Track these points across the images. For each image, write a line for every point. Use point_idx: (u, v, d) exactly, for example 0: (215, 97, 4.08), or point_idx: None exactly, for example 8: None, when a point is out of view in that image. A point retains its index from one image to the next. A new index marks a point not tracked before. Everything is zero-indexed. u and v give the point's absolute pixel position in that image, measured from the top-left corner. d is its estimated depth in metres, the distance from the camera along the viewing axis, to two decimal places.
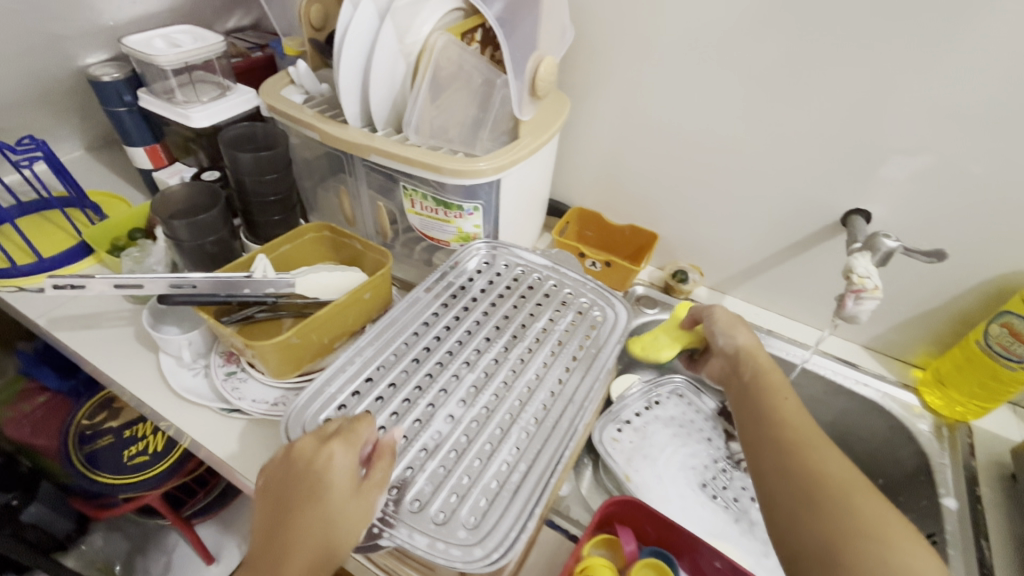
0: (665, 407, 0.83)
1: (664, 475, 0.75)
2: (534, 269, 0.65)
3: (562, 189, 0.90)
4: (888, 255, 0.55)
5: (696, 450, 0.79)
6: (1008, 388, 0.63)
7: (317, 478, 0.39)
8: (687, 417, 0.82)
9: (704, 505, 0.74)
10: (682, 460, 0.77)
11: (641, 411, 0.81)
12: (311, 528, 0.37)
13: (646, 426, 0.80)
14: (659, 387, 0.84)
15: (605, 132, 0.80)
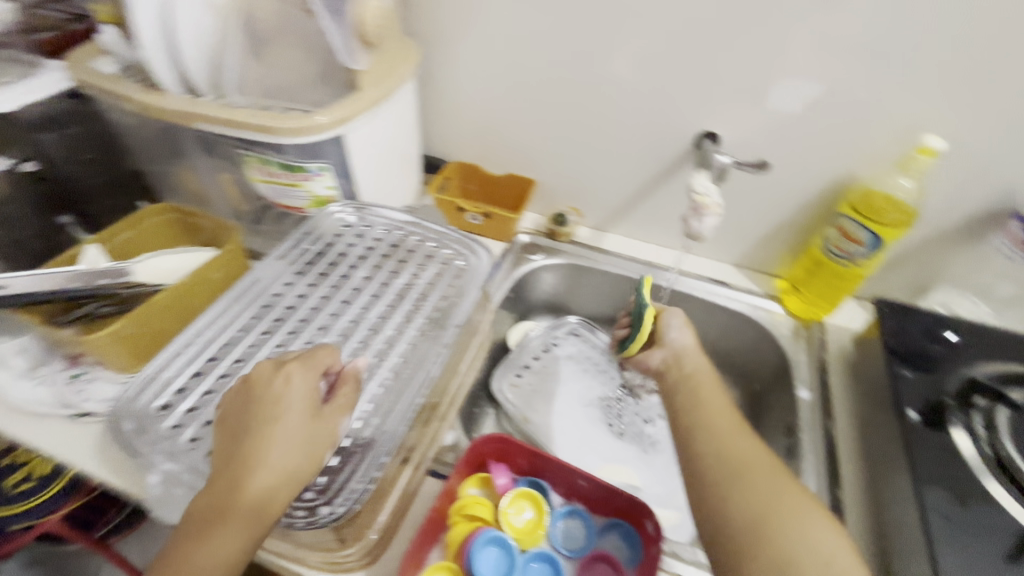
0: (562, 348, 0.86)
1: (561, 411, 0.78)
2: (397, 227, 0.64)
3: (437, 145, 0.88)
4: (723, 171, 0.58)
5: (593, 383, 0.82)
6: (848, 284, 0.70)
7: (274, 400, 0.40)
8: (583, 354, 0.86)
9: (601, 433, 0.77)
10: (578, 395, 0.81)
11: (538, 356, 0.84)
12: (265, 467, 0.37)
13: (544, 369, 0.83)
14: (555, 331, 0.87)
15: (466, 80, 0.78)
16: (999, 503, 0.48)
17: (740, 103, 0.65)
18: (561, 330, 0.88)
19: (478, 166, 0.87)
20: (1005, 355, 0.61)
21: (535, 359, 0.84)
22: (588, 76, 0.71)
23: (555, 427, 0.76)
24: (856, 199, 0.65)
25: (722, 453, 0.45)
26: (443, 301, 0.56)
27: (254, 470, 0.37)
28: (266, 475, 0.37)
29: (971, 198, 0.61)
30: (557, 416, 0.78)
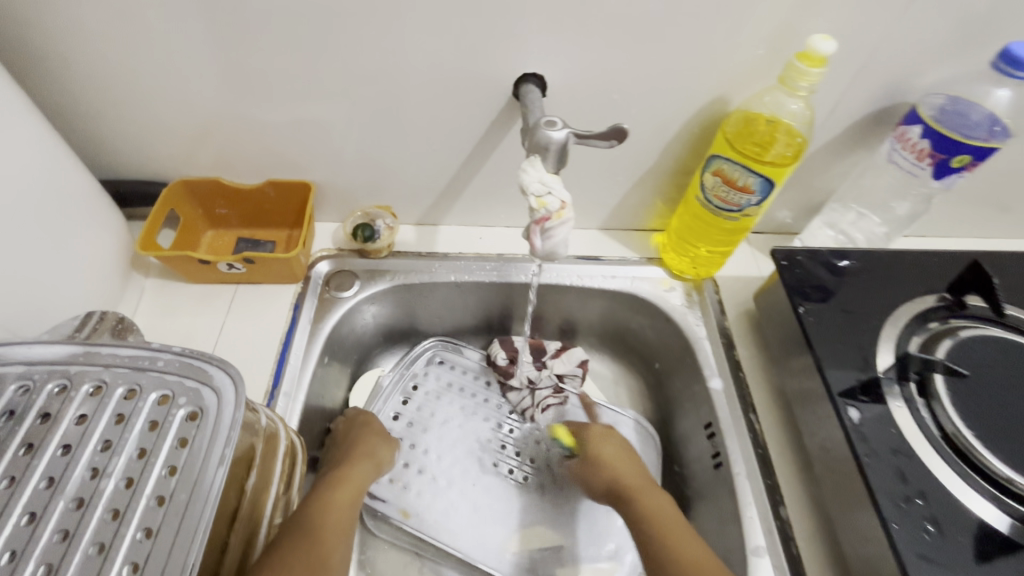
0: (426, 390, 0.64)
1: (446, 482, 0.59)
2: (48, 373, 0.35)
3: (138, 162, 0.55)
4: (563, 151, 0.37)
5: (476, 425, 0.63)
6: (736, 236, 0.55)
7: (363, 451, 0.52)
8: (455, 387, 0.65)
9: (502, 492, 0.60)
10: (462, 449, 0.62)
11: (397, 414, 0.62)
12: (370, 478, 0.49)
13: (409, 430, 0.61)
14: (411, 369, 0.65)
15: (126, 51, 0.45)
16: (964, 505, 0.39)
17: (563, 22, 0.43)
18: (419, 362, 0.66)
19: (215, 179, 0.56)
20: (911, 283, 0.50)
21: (394, 420, 0.62)
22: (326, 15, 0.43)
23: (445, 509, 0.58)
24: (734, 130, 0.49)
25: (660, 501, 0.48)
26: (160, 507, 0.31)
27: (353, 494, 0.45)
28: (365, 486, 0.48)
29: (856, 101, 0.48)
30: (443, 491, 0.59)
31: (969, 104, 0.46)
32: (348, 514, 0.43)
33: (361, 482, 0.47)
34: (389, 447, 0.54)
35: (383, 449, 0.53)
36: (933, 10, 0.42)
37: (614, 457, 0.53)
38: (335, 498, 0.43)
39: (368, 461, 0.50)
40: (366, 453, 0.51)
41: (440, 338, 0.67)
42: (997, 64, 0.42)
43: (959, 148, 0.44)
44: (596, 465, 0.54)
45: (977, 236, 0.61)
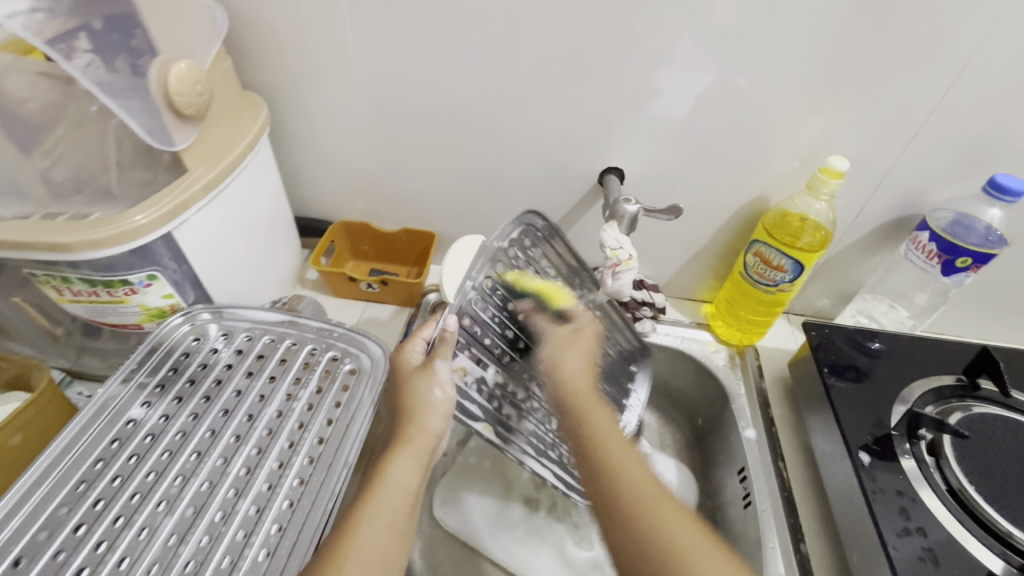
0: (531, 286, 0.53)
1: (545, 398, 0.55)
2: (264, 331, 0.52)
3: (317, 206, 0.76)
4: (633, 220, 0.52)
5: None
6: (776, 307, 0.66)
7: (420, 418, 0.43)
8: (542, 263, 0.55)
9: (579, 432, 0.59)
10: (563, 382, 0.57)
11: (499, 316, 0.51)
12: (416, 470, 0.41)
13: (502, 330, 0.52)
14: (522, 277, 0.52)
15: (337, 133, 0.67)
16: (963, 546, 0.45)
17: (642, 136, 0.60)
18: (515, 238, 0.51)
19: (368, 222, 0.76)
20: (930, 364, 0.59)
21: (485, 312, 0.50)
22: (478, 118, 0.62)
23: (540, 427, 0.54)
24: (772, 222, 0.63)
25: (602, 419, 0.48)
26: (330, 425, 0.46)
27: (390, 491, 0.39)
28: (415, 482, 0.40)
29: (877, 207, 0.60)
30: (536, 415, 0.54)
31: (972, 219, 0.57)
32: (404, 514, 0.38)
33: (399, 481, 0.39)
34: (429, 414, 0.43)
35: (427, 417, 0.43)
36: (937, 145, 0.54)
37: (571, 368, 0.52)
38: (369, 499, 0.38)
39: (413, 450, 0.41)
40: (410, 436, 0.42)
41: (547, 220, 0.54)
42: (987, 188, 0.53)
43: (961, 251, 0.55)
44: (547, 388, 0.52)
45: (989, 338, 0.71)
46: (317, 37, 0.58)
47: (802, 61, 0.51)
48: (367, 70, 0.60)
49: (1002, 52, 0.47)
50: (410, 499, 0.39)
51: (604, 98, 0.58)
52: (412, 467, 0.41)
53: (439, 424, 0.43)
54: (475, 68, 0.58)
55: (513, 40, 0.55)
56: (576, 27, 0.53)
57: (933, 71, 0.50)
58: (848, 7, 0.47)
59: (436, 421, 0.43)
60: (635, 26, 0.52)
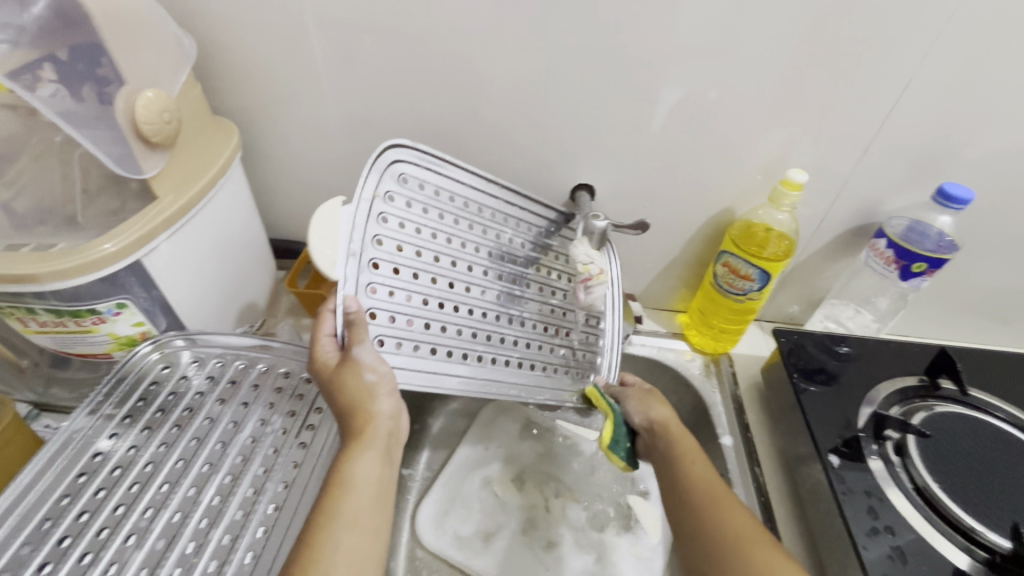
0: (444, 230, 0.50)
1: (516, 334, 0.54)
2: (236, 355, 0.52)
3: (292, 227, 0.76)
4: (603, 236, 0.55)
5: (537, 276, 0.57)
6: (747, 314, 0.68)
7: (361, 410, 0.41)
8: (438, 186, 0.51)
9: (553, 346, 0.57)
10: (533, 306, 0.56)
11: (413, 267, 0.47)
12: (377, 463, 0.40)
13: (439, 280, 0.49)
14: (416, 222, 0.48)
15: (309, 157, 0.67)
16: (932, 544, 0.46)
17: (611, 154, 0.62)
18: (386, 183, 0.46)
19: None
20: (894, 366, 0.61)
21: (397, 272, 0.46)
22: (450, 137, 0.63)
23: (531, 362, 0.55)
24: (738, 233, 0.65)
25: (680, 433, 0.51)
26: (304, 449, 0.46)
27: (358, 490, 0.38)
28: (380, 474, 0.40)
29: (837, 217, 0.63)
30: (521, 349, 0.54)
31: (925, 226, 0.60)
32: (373, 509, 0.39)
33: (365, 478, 0.39)
34: (372, 400, 0.41)
35: (374, 403, 0.41)
36: (889, 156, 0.57)
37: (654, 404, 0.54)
38: (333, 499, 0.38)
39: (373, 444, 0.40)
40: (360, 431, 0.40)
41: (418, 148, 0.48)
42: (937, 197, 0.56)
43: (916, 257, 0.58)
44: (638, 410, 0.54)
45: (952, 339, 0.74)
46: (288, 61, 0.59)
47: (759, 79, 0.54)
48: (340, 92, 0.61)
49: (944, 67, 0.50)
50: (380, 494, 0.39)
51: (573, 120, 0.60)
52: (373, 464, 0.40)
53: (384, 406, 0.42)
54: (446, 94, 0.59)
55: (484, 61, 0.56)
56: (545, 47, 0.55)
57: (881, 86, 0.52)
58: (795, 33, 0.50)
59: (384, 403, 0.42)
60: (598, 53, 0.54)
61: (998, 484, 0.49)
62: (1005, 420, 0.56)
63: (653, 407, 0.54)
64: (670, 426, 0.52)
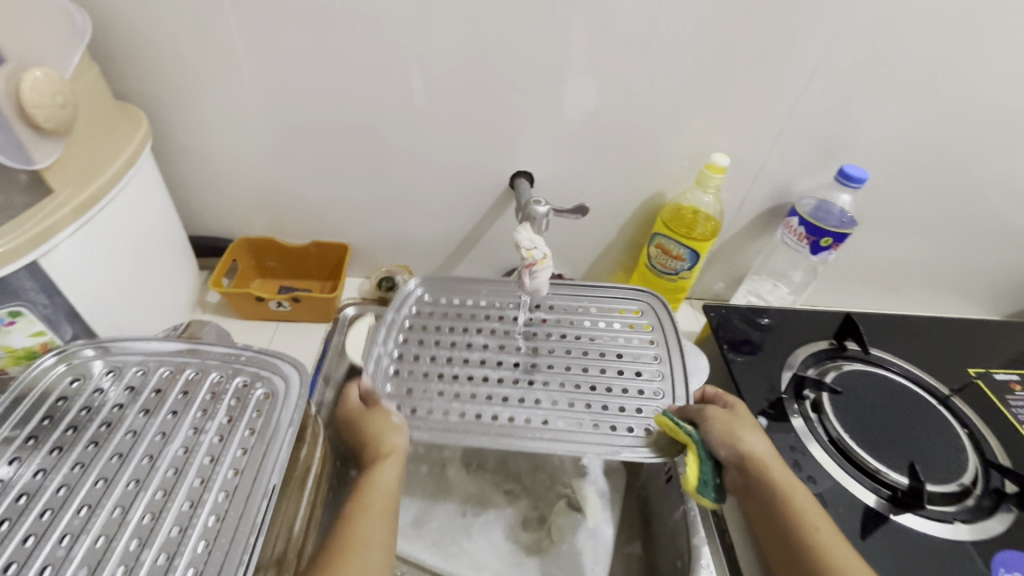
0: (458, 323, 0.60)
1: (553, 398, 0.53)
2: (160, 362, 0.48)
3: (214, 224, 0.71)
4: (545, 221, 0.55)
5: (567, 342, 0.58)
6: (677, 292, 0.72)
7: (379, 445, 0.47)
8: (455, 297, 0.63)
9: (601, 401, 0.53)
10: (567, 369, 0.56)
11: (431, 353, 0.57)
12: (393, 486, 0.45)
13: (455, 360, 0.56)
14: (433, 323, 0.60)
15: (230, 146, 0.63)
16: (847, 489, 0.51)
17: (549, 141, 0.63)
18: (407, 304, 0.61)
19: (273, 239, 0.72)
20: (809, 333, 0.67)
21: (416, 356, 0.56)
22: (385, 125, 0.61)
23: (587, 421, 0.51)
24: (669, 216, 0.68)
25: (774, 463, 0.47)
26: (245, 454, 0.42)
27: (375, 506, 0.44)
28: (393, 497, 0.45)
29: (755, 198, 0.68)
30: (573, 410, 0.52)
31: (830, 204, 0.67)
32: (383, 526, 0.43)
33: (383, 497, 0.44)
34: (391, 437, 0.48)
35: (391, 441, 0.47)
36: (799, 140, 0.62)
37: (743, 430, 0.49)
38: (355, 519, 0.43)
39: (391, 471, 0.46)
40: (380, 459, 0.46)
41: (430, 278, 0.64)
42: (839, 177, 0.62)
43: (824, 233, 0.64)
44: (728, 440, 0.48)
45: (856, 306, 0.83)
46: (202, 42, 0.54)
47: (685, 67, 0.56)
48: (263, 76, 0.57)
49: (843, 58, 0.56)
50: (391, 514, 0.44)
51: (510, 108, 0.60)
52: (389, 487, 0.45)
53: (398, 444, 0.47)
54: (380, 79, 0.57)
55: (418, 45, 0.55)
56: (480, 32, 0.54)
57: (789, 76, 0.57)
58: (715, 23, 0.53)
59: (399, 440, 0.48)
60: (532, 39, 0.55)
61: (896, 429, 0.56)
62: (900, 373, 0.63)
63: (740, 438, 0.48)
64: (766, 458, 0.47)
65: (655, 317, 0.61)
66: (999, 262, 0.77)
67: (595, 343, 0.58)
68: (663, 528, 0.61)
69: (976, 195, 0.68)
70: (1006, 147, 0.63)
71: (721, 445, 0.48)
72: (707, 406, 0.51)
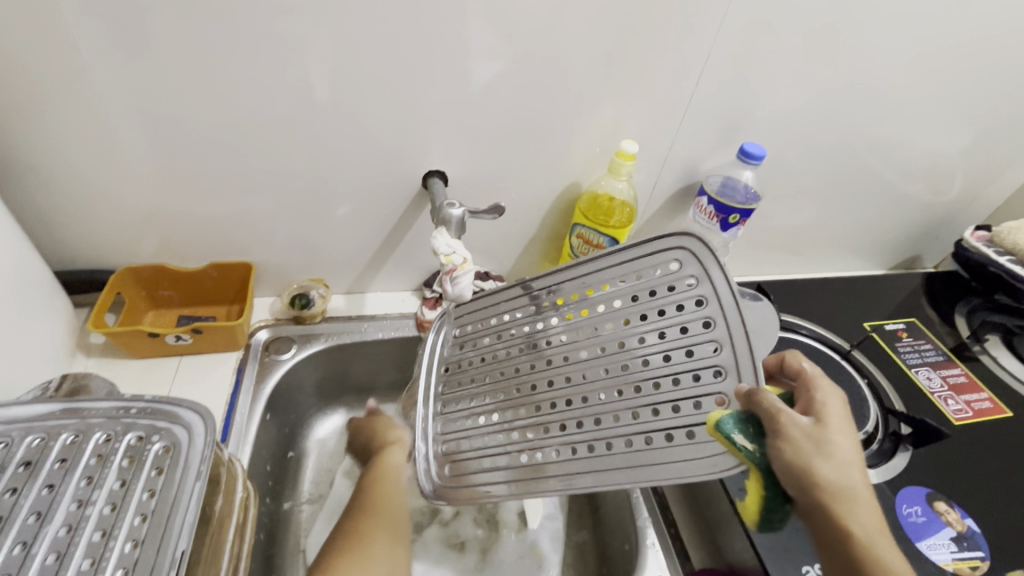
0: (478, 352, 0.53)
1: (574, 431, 0.45)
2: (28, 429, 0.41)
3: (89, 255, 0.62)
4: (461, 223, 0.52)
5: (585, 356, 0.46)
6: None
7: (389, 441, 0.57)
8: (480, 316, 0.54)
9: (627, 425, 0.42)
10: (588, 395, 0.45)
11: (461, 393, 0.53)
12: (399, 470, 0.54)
13: (478, 399, 0.51)
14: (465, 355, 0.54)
15: (95, 166, 0.55)
16: None
17: (459, 138, 0.60)
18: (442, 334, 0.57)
19: (162, 265, 0.64)
20: None
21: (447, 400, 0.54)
22: (278, 132, 0.56)
23: (602, 462, 0.42)
24: (586, 205, 0.68)
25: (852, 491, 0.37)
26: (144, 521, 0.37)
27: (389, 488, 0.52)
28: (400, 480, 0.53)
29: (666, 181, 0.70)
30: (591, 446, 0.43)
31: (734, 180, 0.69)
32: (393, 504, 0.51)
33: (394, 477, 0.53)
34: (393, 429, 0.59)
35: (393, 430, 0.59)
36: (701, 122, 0.64)
37: (827, 456, 0.36)
38: (373, 499, 0.50)
39: (397, 454, 0.55)
40: (388, 445, 0.56)
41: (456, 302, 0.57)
42: (740, 155, 0.64)
43: (731, 210, 0.67)
44: (799, 470, 0.36)
45: (765, 272, 0.89)
46: (39, 48, 0.46)
47: (588, 55, 0.56)
48: (124, 84, 0.50)
49: (734, 41, 0.57)
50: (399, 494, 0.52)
51: (414, 106, 0.57)
52: (396, 470, 0.54)
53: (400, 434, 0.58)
54: (265, 82, 0.52)
55: (303, 42, 0.50)
56: (372, 28, 0.50)
57: (687, 60, 0.58)
58: (613, 11, 0.53)
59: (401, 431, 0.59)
60: (429, 33, 0.52)
61: None
62: (808, 335, 0.69)
63: (816, 463, 0.36)
64: (847, 487, 0.36)
65: (688, 275, 0.42)
66: (880, 220, 0.84)
67: (620, 347, 0.44)
68: (610, 512, 0.63)
69: (858, 163, 0.74)
70: (879, 117, 0.69)
71: (788, 475, 0.36)
72: (784, 408, 0.36)
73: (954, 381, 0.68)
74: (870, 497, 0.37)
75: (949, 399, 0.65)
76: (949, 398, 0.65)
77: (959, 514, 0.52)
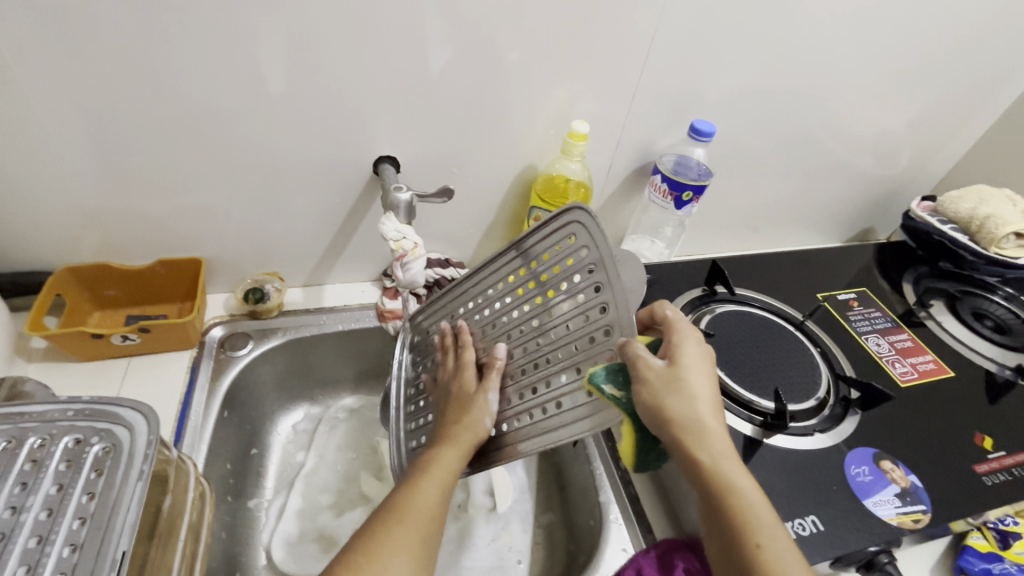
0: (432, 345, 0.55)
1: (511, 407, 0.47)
2: None
3: (24, 257, 0.59)
4: (409, 207, 0.53)
5: (512, 337, 0.48)
6: None
7: (464, 417, 0.45)
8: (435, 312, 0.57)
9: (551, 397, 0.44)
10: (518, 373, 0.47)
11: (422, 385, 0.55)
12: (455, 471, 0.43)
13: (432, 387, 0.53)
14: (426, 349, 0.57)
15: (21, 163, 0.52)
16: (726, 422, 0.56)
17: (409, 122, 0.59)
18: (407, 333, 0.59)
19: (105, 264, 0.62)
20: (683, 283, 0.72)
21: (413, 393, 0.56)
22: (218, 121, 0.54)
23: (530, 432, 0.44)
24: (542, 187, 0.67)
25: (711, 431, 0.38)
26: (83, 526, 0.36)
27: (434, 484, 0.41)
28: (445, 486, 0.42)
29: (622, 161, 0.70)
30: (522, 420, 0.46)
31: (687, 158, 0.70)
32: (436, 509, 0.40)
33: (448, 472, 0.42)
34: (483, 411, 0.46)
35: (475, 412, 0.46)
36: (653, 100, 0.64)
37: (680, 396, 0.38)
38: (410, 495, 0.40)
39: (459, 446, 0.44)
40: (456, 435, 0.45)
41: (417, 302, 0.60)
42: (691, 133, 0.65)
43: (684, 187, 0.68)
44: (660, 409, 0.38)
45: (724, 249, 0.90)
46: None
47: (535, 36, 0.55)
48: (45, 75, 0.47)
49: (680, 19, 0.58)
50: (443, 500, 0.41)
51: (360, 91, 0.55)
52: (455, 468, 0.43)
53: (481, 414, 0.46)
54: (200, 70, 0.50)
55: (238, 26, 0.48)
56: (308, 11, 0.48)
57: (635, 38, 0.58)
58: None
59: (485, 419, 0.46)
60: (369, 14, 0.50)
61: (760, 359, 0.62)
62: (760, 307, 0.70)
63: (666, 401, 0.38)
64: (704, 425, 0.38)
65: (581, 244, 0.43)
66: (833, 194, 0.86)
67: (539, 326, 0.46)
68: (575, 490, 0.64)
69: (809, 138, 0.75)
70: (827, 92, 0.70)
71: (649, 412, 0.38)
72: (643, 355, 0.38)
73: (901, 345, 0.70)
74: (723, 432, 0.39)
75: (896, 362, 0.68)
76: (896, 362, 0.67)
77: (903, 471, 0.55)
